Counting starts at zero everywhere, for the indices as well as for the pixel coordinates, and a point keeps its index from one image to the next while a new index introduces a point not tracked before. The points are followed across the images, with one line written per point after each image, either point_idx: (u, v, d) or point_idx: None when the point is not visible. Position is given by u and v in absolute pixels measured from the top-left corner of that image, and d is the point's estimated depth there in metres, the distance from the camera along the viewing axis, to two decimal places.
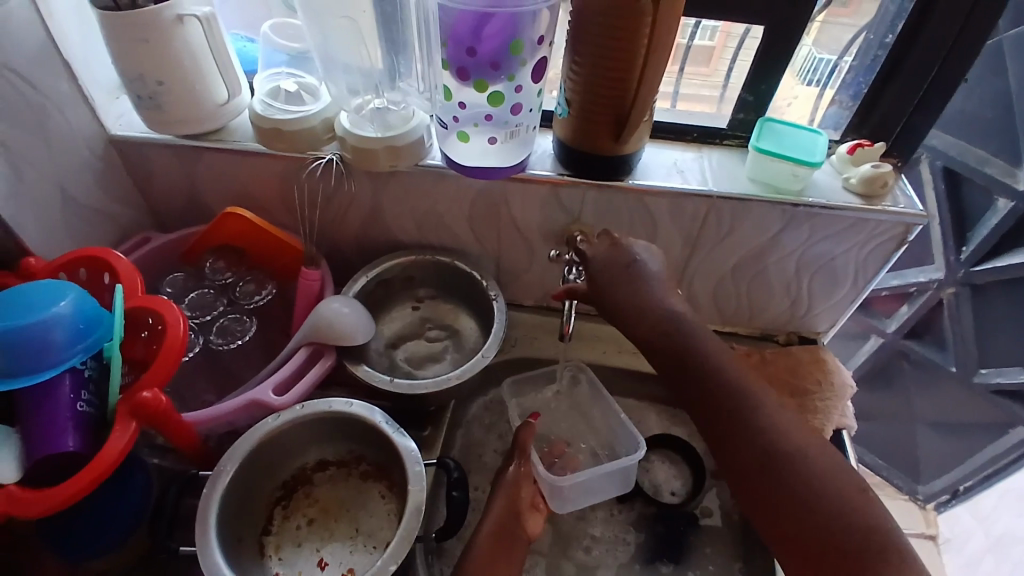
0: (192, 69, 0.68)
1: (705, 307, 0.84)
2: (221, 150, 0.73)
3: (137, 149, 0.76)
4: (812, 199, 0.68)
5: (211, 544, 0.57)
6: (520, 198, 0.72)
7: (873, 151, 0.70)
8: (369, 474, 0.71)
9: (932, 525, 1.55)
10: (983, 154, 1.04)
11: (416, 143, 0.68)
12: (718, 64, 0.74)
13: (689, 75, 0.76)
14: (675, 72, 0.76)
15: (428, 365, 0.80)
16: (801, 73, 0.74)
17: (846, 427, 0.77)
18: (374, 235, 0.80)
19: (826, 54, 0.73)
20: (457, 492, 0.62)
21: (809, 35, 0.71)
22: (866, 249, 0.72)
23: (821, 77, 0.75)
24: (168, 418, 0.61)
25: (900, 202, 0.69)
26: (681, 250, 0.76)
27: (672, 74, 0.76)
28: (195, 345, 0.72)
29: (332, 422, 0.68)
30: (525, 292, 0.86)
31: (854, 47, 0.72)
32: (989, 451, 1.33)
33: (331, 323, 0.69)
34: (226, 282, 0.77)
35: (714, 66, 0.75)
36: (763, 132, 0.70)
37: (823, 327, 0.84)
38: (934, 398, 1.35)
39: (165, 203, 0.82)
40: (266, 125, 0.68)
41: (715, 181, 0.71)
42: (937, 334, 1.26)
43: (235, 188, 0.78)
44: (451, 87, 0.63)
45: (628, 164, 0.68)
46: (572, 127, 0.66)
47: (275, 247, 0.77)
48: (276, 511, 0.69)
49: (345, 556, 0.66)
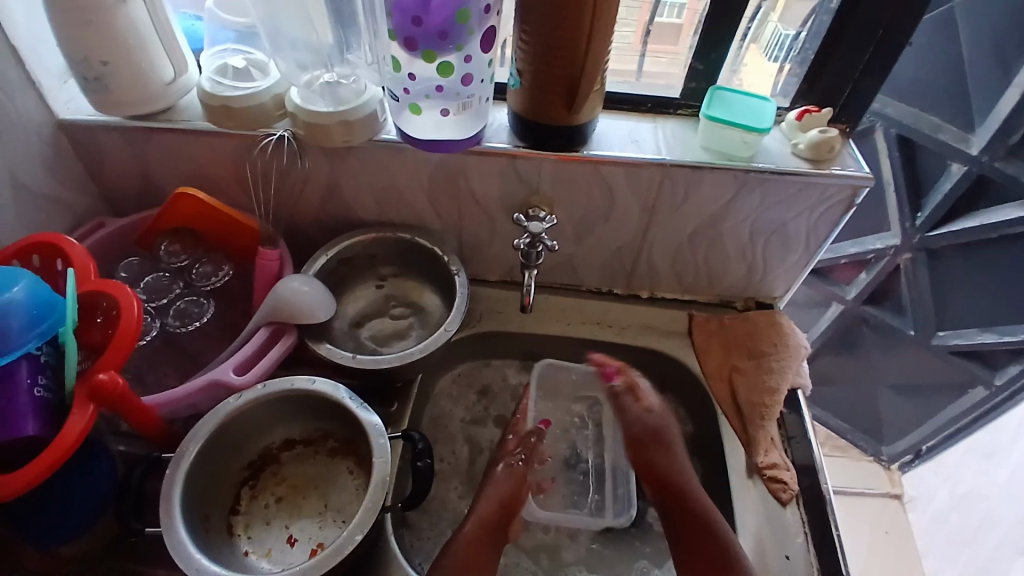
0: (137, 48, 0.66)
1: (664, 276, 0.85)
2: (171, 131, 0.72)
3: (87, 132, 0.74)
4: (761, 164, 0.70)
5: (175, 523, 0.58)
6: (477, 172, 0.72)
7: (821, 116, 0.72)
8: (336, 451, 0.71)
9: (897, 485, 1.61)
10: (938, 121, 1.06)
11: (369, 118, 0.68)
12: (685, 40, 0.75)
13: (654, 51, 0.78)
14: (644, 50, 0.78)
15: (393, 342, 0.80)
16: (768, 48, 0.76)
17: (802, 385, 0.80)
18: (332, 213, 0.80)
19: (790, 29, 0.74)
20: (421, 463, 0.63)
21: (774, 11, 0.72)
22: (816, 213, 0.74)
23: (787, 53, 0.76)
24: (125, 400, 0.60)
25: (848, 164, 0.71)
26: (639, 220, 0.77)
27: (634, 50, 0.78)
28: (151, 329, 0.72)
29: (296, 401, 0.68)
30: (489, 268, 0.86)
31: (809, 23, 0.73)
32: (950, 410, 1.39)
33: (290, 302, 0.69)
34: (182, 265, 0.77)
35: (681, 43, 0.76)
36: (713, 100, 0.71)
37: (780, 291, 0.86)
38: (896, 363, 1.39)
39: (119, 186, 0.80)
40: (216, 102, 0.68)
41: (669, 150, 0.72)
42: (896, 300, 1.30)
43: (190, 169, 0.77)
44: (401, 59, 0.62)
45: (583, 134, 0.69)
46: (525, 98, 0.66)
47: (228, 227, 0.75)
48: (243, 491, 0.69)
49: (315, 532, 0.67)
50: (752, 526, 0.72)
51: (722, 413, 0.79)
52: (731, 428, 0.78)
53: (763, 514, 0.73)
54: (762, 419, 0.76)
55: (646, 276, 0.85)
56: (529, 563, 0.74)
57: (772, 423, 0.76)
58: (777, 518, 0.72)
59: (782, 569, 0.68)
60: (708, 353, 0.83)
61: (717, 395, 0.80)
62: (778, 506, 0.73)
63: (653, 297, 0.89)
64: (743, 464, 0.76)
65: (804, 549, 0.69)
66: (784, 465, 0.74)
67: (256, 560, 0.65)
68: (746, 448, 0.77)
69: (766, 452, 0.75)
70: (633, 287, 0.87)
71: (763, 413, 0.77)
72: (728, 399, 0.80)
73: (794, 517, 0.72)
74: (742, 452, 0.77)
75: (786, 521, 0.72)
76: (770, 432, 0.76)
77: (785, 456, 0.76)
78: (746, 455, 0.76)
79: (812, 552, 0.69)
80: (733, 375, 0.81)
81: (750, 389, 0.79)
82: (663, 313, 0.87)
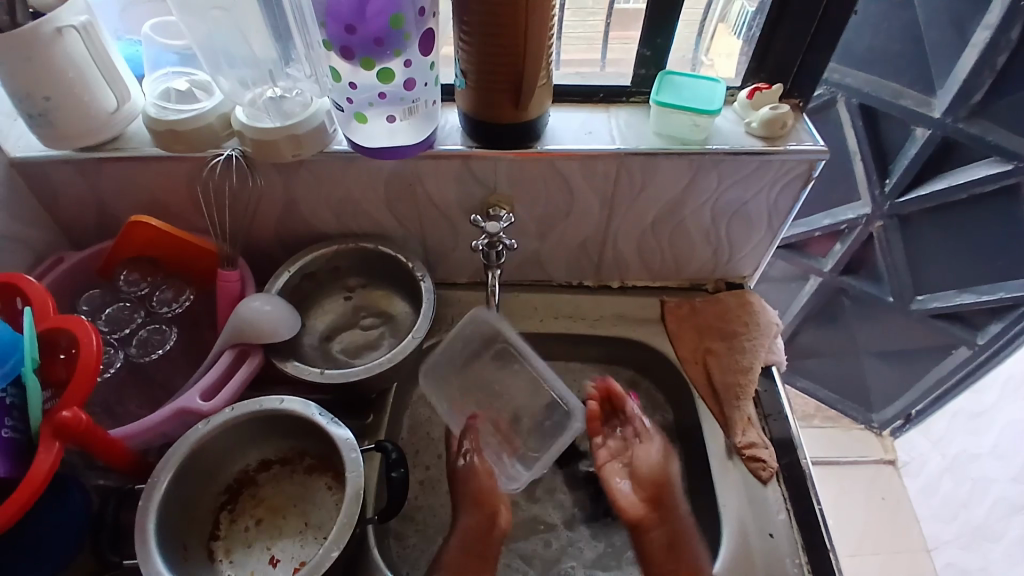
0: (78, 79, 0.65)
1: (632, 264, 0.85)
2: (122, 159, 0.71)
3: (41, 169, 0.72)
4: (715, 146, 0.69)
5: (151, 555, 0.57)
6: (433, 176, 0.72)
7: (771, 93, 0.72)
8: (313, 468, 0.71)
9: (890, 451, 1.62)
10: (897, 87, 1.06)
11: (318, 130, 0.67)
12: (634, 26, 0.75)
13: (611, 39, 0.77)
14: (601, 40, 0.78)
15: (365, 353, 0.80)
16: (736, 27, 0.76)
17: (775, 362, 0.80)
18: (293, 229, 0.79)
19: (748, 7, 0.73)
20: (396, 473, 0.61)
21: None
22: (775, 190, 0.74)
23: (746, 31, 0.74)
24: (92, 435, 0.60)
25: (803, 140, 0.71)
26: (600, 211, 0.76)
27: (601, 38, 0.78)
28: (116, 360, 0.71)
29: (266, 421, 0.67)
30: (457, 270, 0.86)
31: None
32: (935, 373, 1.40)
33: (252, 323, 0.68)
34: (143, 294, 0.75)
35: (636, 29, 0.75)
36: (663, 86, 0.71)
37: (748, 271, 0.86)
38: (879, 330, 1.40)
39: (77, 220, 0.79)
40: (161, 127, 0.67)
41: (623, 139, 0.71)
42: (872, 268, 1.31)
43: (146, 196, 0.75)
44: (339, 68, 0.61)
45: (534, 129, 0.68)
46: (472, 98, 0.66)
47: (186, 250, 0.74)
48: (221, 516, 0.68)
49: (297, 551, 0.67)
50: (734, 507, 0.71)
51: (699, 396, 0.79)
52: (708, 410, 0.78)
53: (745, 496, 0.72)
54: (737, 399, 0.77)
55: (614, 266, 0.85)
56: (521, 564, 0.74)
57: (747, 402, 0.77)
58: (759, 496, 0.72)
59: (767, 547, 0.69)
60: (682, 337, 0.83)
61: (692, 378, 0.80)
62: (759, 485, 0.73)
63: (624, 286, 0.88)
64: (722, 446, 0.76)
65: (787, 526, 0.70)
66: (762, 443, 0.74)
67: None
68: (724, 429, 0.76)
69: (744, 432, 0.75)
70: (603, 278, 0.87)
71: (738, 393, 0.77)
72: (704, 382, 0.80)
73: (775, 495, 0.72)
74: (721, 433, 0.77)
75: (768, 499, 0.72)
76: (747, 411, 0.76)
77: (763, 435, 0.76)
78: (724, 436, 0.76)
79: (795, 528, 0.70)
80: (707, 357, 0.81)
81: (724, 370, 0.79)
82: (634, 302, 0.87)
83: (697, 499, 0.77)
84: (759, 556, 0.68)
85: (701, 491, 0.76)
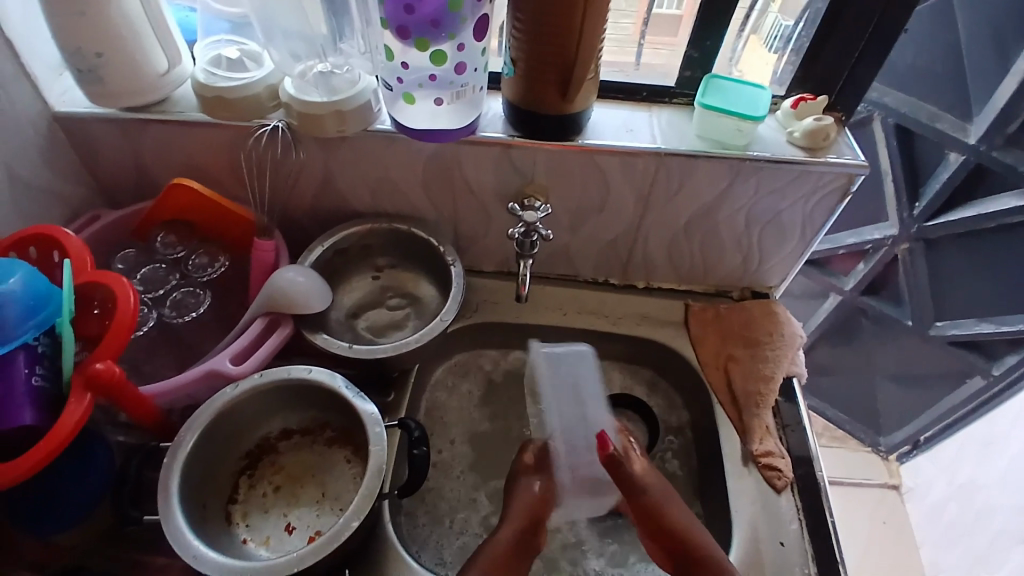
0: (130, 38, 0.66)
1: (660, 265, 0.85)
2: (166, 122, 0.72)
3: (83, 125, 0.73)
4: (756, 152, 0.70)
5: (173, 510, 0.58)
6: (472, 161, 0.72)
7: (816, 104, 0.72)
8: (334, 441, 0.72)
9: (895, 475, 1.62)
10: (934, 110, 1.06)
11: (363, 108, 0.68)
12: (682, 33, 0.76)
13: (652, 43, 0.78)
14: (637, 41, 0.78)
15: (390, 333, 0.81)
16: (768, 39, 0.77)
17: (797, 374, 0.80)
18: (328, 204, 0.80)
19: (789, 21, 0.75)
20: (418, 450, 0.62)
21: (773, 2, 0.73)
22: (811, 202, 0.74)
23: (784, 44, 0.76)
24: (123, 390, 0.60)
25: (843, 153, 0.71)
26: (634, 208, 0.77)
27: (633, 40, 0.78)
28: (149, 319, 0.73)
29: (293, 390, 0.68)
30: (485, 258, 0.86)
31: (806, 12, 0.73)
32: (948, 400, 1.39)
33: (286, 292, 0.69)
34: (178, 257, 0.77)
35: (680, 34, 0.76)
36: (708, 88, 0.71)
37: (776, 281, 0.86)
38: (895, 353, 1.39)
39: (114, 178, 0.80)
40: (209, 94, 0.68)
41: (664, 139, 0.71)
42: (894, 291, 1.30)
43: (185, 160, 0.76)
44: (393, 48, 0.62)
45: (578, 122, 0.68)
46: (520, 87, 0.66)
47: (223, 216, 0.75)
48: (241, 480, 0.69)
49: (312, 520, 0.67)
50: (747, 513, 0.72)
51: (718, 402, 0.80)
52: (726, 416, 0.79)
53: (760, 503, 0.72)
54: (757, 407, 0.77)
55: (642, 266, 0.86)
56: None
57: (766, 411, 0.77)
58: (773, 505, 0.72)
59: (777, 555, 0.69)
60: (705, 342, 0.83)
61: (713, 383, 0.81)
62: (774, 493, 0.73)
63: (649, 287, 0.89)
64: (739, 451, 0.76)
65: (798, 537, 0.70)
66: (779, 453, 0.74)
67: (254, 547, 0.65)
68: (741, 436, 0.77)
69: (762, 440, 0.75)
70: (629, 277, 0.88)
71: (758, 401, 0.77)
72: (725, 389, 0.80)
73: (789, 505, 0.72)
74: (738, 439, 0.77)
75: (781, 508, 0.72)
76: (765, 420, 0.76)
77: (781, 445, 0.76)
78: (742, 442, 0.76)
79: (806, 539, 0.69)
80: (729, 364, 0.81)
81: (745, 377, 0.79)
82: (660, 303, 0.88)
83: (708, 502, 0.78)
84: (769, 564, 0.68)
85: (712, 494, 0.77)
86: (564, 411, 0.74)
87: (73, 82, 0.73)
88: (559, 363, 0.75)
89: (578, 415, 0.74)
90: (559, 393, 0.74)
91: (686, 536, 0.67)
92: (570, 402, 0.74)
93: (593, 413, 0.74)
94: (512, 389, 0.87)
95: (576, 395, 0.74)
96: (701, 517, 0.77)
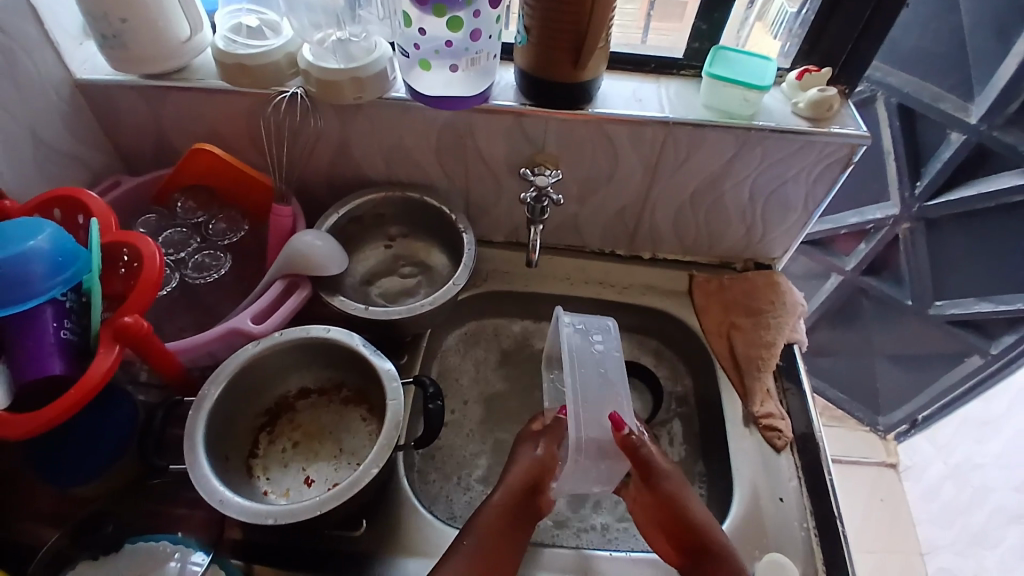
0: (153, 5, 0.68)
1: (665, 236, 0.87)
2: (187, 89, 0.73)
3: (104, 92, 0.75)
4: (762, 122, 0.71)
5: (199, 458, 0.60)
6: (484, 130, 0.74)
7: (820, 76, 0.74)
8: (349, 400, 0.74)
9: (893, 454, 1.62)
10: (937, 90, 1.07)
11: (379, 76, 0.69)
12: (689, 17, 0.77)
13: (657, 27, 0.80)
14: (643, 27, 0.81)
15: (402, 299, 0.83)
16: (773, 25, 0.79)
17: (798, 341, 0.82)
18: (343, 173, 0.82)
19: (791, 7, 0.76)
20: (433, 404, 0.65)
21: None
22: (815, 172, 0.76)
23: (790, 28, 0.78)
24: (149, 344, 0.62)
25: (847, 124, 0.73)
26: (642, 178, 0.78)
27: (640, 21, 0.80)
28: (172, 280, 0.75)
29: (312, 349, 0.70)
30: (494, 228, 0.88)
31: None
32: (946, 379, 1.41)
33: (304, 255, 0.71)
34: (198, 222, 0.79)
35: (686, 19, 0.78)
36: (716, 59, 0.73)
37: (778, 253, 0.88)
38: (893, 333, 1.41)
39: (133, 145, 0.82)
40: (229, 60, 0.70)
41: (672, 109, 0.73)
42: (895, 270, 1.32)
43: (203, 128, 0.78)
44: (411, 15, 0.65)
45: (588, 91, 0.70)
46: (532, 56, 0.68)
47: (242, 183, 0.77)
48: (261, 436, 0.71)
49: (330, 473, 0.70)
50: (748, 473, 0.74)
51: (721, 367, 0.82)
52: (729, 381, 0.81)
53: (760, 461, 0.75)
54: (759, 371, 0.79)
55: (648, 237, 0.88)
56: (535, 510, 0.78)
57: (768, 374, 0.79)
58: (772, 464, 0.75)
59: (777, 511, 0.71)
60: (708, 311, 0.86)
61: (716, 350, 0.83)
62: (773, 453, 0.76)
63: (654, 258, 0.91)
64: (740, 414, 0.79)
65: (797, 493, 0.73)
66: (779, 415, 0.77)
67: (274, 498, 0.68)
68: (743, 399, 0.79)
69: (762, 403, 0.78)
70: (635, 248, 0.90)
71: (759, 365, 0.79)
72: (728, 354, 0.82)
73: (788, 463, 0.75)
74: (740, 403, 0.79)
75: (781, 467, 0.75)
76: (766, 383, 0.79)
77: (781, 407, 0.78)
78: (743, 405, 0.79)
79: (804, 495, 0.72)
80: (732, 331, 0.83)
81: (748, 344, 0.81)
82: (665, 274, 0.90)
83: (710, 462, 0.80)
84: (769, 519, 0.71)
85: (715, 454, 0.79)
86: (587, 388, 0.68)
87: (94, 50, 0.75)
88: (585, 334, 0.73)
89: (600, 394, 0.68)
90: (584, 367, 0.70)
91: (693, 530, 0.64)
92: (595, 379, 0.69)
93: (614, 393, 0.68)
94: (521, 356, 0.89)
95: (600, 372, 0.70)
96: (703, 478, 0.80)
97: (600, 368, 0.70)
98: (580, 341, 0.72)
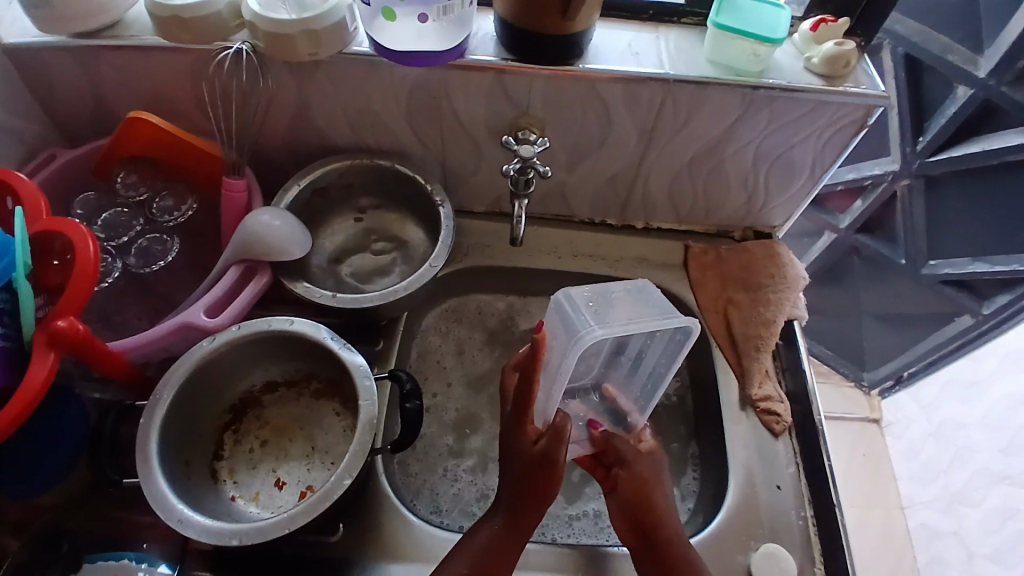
0: None
1: (660, 205, 0.81)
2: (120, 48, 0.63)
3: (23, 51, 0.64)
4: (771, 80, 0.64)
5: (153, 474, 0.54)
6: (461, 90, 0.65)
7: (837, 27, 0.66)
8: (321, 393, 0.69)
9: (876, 410, 1.62)
10: (947, 41, 1.00)
11: (338, 27, 0.60)
12: None
13: None
14: None
15: (376, 279, 0.76)
16: None
17: (798, 318, 0.77)
18: (305, 139, 0.73)
19: None
20: (410, 404, 0.59)
21: None
22: (825, 136, 0.69)
23: None
24: (90, 347, 0.55)
25: (862, 82, 0.65)
26: (636, 143, 0.71)
27: None
28: (114, 270, 0.68)
29: (274, 342, 0.64)
30: (475, 198, 0.81)
31: None
32: (934, 339, 1.39)
33: (260, 237, 0.63)
34: (142, 199, 0.71)
35: None
36: (722, 7, 0.65)
37: (779, 222, 0.83)
38: (883, 293, 1.38)
39: (68, 113, 0.71)
40: (164, 12, 0.60)
41: (671, 64, 0.65)
42: (889, 229, 1.27)
43: (144, 92, 0.68)
44: None
45: (578, 45, 0.62)
46: (514, 3, 0.59)
47: (190, 154, 0.69)
48: (226, 436, 0.66)
49: (303, 474, 0.65)
50: (744, 459, 0.71)
51: (717, 346, 0.78)
52: (725, 361, 0.77)
53: (754, 446, 0.72)
54: (757, 351, 0.75)
55: (641, 206, 0.81)
56: None
57: (766, 355, 0.75)
58: (769, 449, 0.72)
59: (773, 498, 0.69)
60: (704, 286, 0.80)
61: (712, 328, 0.78)
62: (770, 437, 0.72)
63: (648, 228, 0.84)
64: (736, 397, 0.75)
65: (794, 480, 0.70)
66: (777, 398, 0.73)
67: (243, 504, 0.63)
68: (740, 381, 0.75)
69: (761, 385, 0.74)
70: (628, 218, 0.83)
71: (758, 345, 0.75)
72: (723, 332, 0.78)
73: (785, 449, 0.72)
74: (736, 385, 0.75)
75: (777, 452, 0.71)
76: (765, 364, 0.75)
77: (779, 389, 0.75)
78: (740, 387, 0.75)
79: (802, 483, 0.70)
80: (728, 307, 0.79)
81: (746, 322, 0.77)
82: (658, 245, 0.84)
83: (704, 443, 0.76)
84: (766, 507, 0.68)
85: (709, 437, 0.75)
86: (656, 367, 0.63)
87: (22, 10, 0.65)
88: (672, 343, 0.61)
89: (620, 377, 0.67)
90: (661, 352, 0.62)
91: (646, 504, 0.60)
92: (623, 368, 0.66)
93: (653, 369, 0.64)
94: (507, 336, 0.83)
95: (633, 362, 0.65)
96: (695, 459, 0.76)
97: (633, 356, 0.64)
98: (663, 351, 0.62)
